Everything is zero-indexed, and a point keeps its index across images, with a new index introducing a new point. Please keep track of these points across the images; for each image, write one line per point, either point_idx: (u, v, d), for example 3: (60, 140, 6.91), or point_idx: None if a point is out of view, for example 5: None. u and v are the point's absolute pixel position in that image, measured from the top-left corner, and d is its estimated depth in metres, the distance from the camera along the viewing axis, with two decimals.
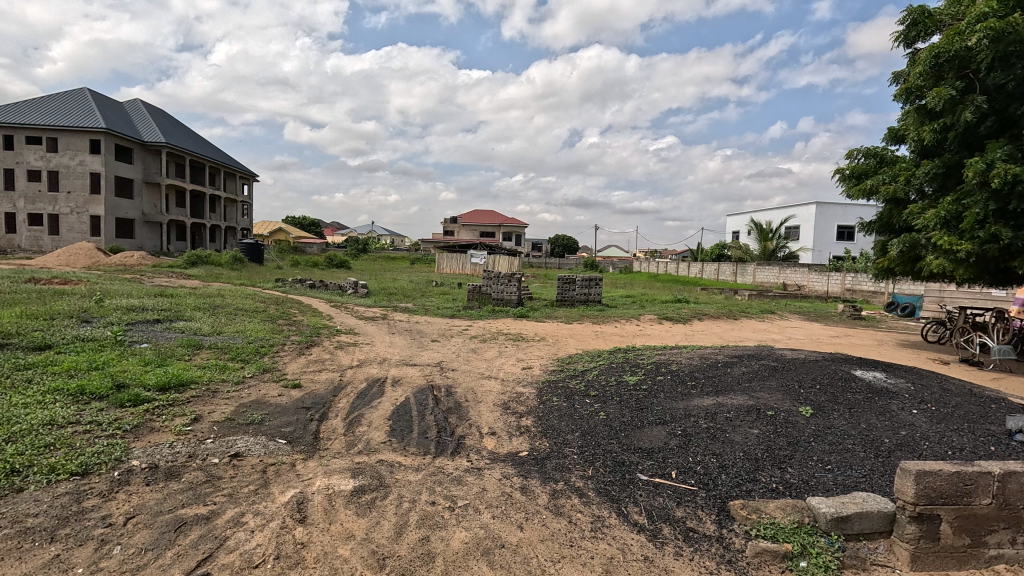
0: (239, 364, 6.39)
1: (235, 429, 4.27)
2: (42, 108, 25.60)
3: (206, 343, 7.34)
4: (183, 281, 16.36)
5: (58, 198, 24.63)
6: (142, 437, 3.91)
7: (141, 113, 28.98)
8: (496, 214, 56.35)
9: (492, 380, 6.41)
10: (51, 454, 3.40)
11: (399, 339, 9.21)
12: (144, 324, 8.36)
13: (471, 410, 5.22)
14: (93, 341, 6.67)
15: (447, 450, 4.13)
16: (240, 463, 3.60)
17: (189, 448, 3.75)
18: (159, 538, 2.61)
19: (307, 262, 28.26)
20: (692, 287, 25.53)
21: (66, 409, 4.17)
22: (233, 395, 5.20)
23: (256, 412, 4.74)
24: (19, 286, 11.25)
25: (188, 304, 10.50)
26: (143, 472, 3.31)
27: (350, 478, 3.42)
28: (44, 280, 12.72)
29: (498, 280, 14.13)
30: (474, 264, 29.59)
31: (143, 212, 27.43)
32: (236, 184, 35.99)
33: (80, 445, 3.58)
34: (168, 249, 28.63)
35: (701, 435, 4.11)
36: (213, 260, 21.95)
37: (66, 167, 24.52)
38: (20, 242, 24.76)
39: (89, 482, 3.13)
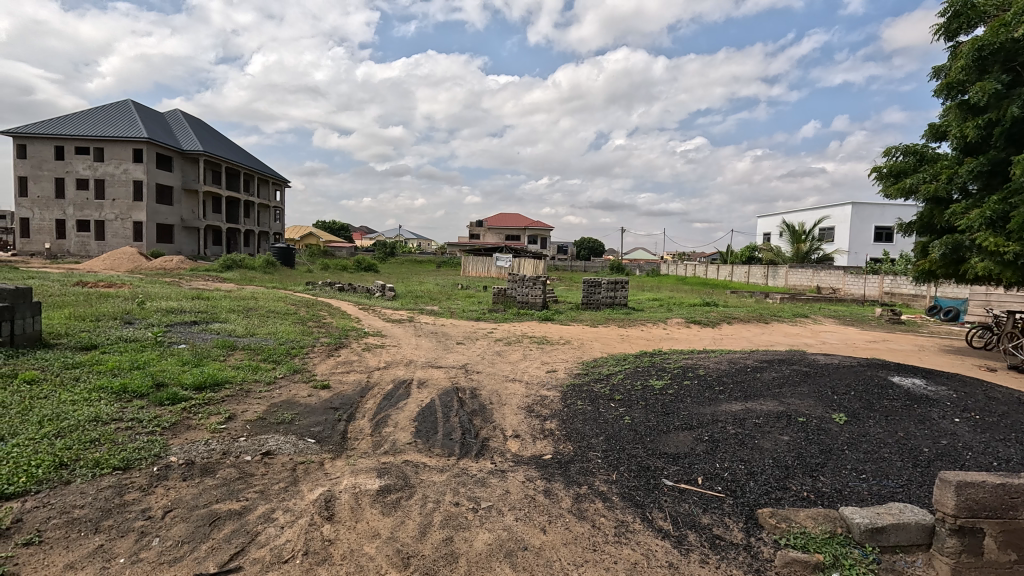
0: (272, 364, 6.60)
1: (267, 428, 4.40)
2: (89, 119, 26.89)
3: (241, 344, 7.61)
4: (218, 284, 16.99)
5: (104, 205, 25.86)
6: (180, 434, 4.07)
7: (181, 123, 30.19)
8: (522, 217, 56.43)
9: (517, 383, 6.43)
10: (96, 449, 3.57)
11: (425, 341, 9.36)
12: (183, 326, 8.70)
13: (495, 413, 5.24)
14: (136, 342, 6.96)
15: (472, 451, 4.17)
16: (272, 461, 3.71)
17: (224, 446, 3.88)
18: (195, 531, 2.71)
19: (336, 265, 28.89)
20: (722, 290, 25.06)
21: (111, 407, 4.37)
22: (266, 395, 5.36)
23: (287, 411, 4.88)
24: (68, 289, 11.88)
25: (224, 306, 10.90)
26: (181, 468, 3.45)
27: (375, 477, 3.49)
28: (90, 284, 13.40)
29: (523, 283, 14.16)
30: (499, 267, 29.74)
31: (182, 217, 28.53)
32: (269, 190, 37.12)
33: (122, 441, 3.76)
34: (204, 253, 29.72)
35: (729, 441, 4.03)
36: (248, 263, 22.64)
37: (112, 176, 25.74)
38: (69, 247, 26.05)
39: (130, 476, 3.27)
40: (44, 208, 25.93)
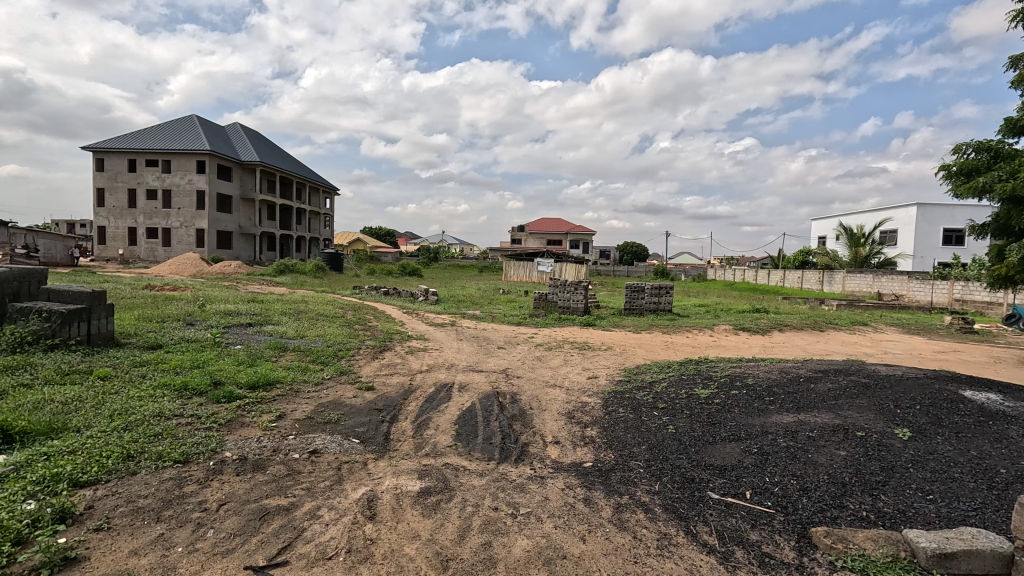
0: (320, 366, 6.84)
1: (314, 427, 4.55)
2: (159, 133, 28.84)
3: (291, 345, 7.93)
4: (272, 288, 17.79)
5: (171, 214, 27.63)
6: (234, 431, 4.27)
7: (240, 135, 31.90)
8: (563, 222, 56.20)
9: (557, 389, 6.38)
10: (160, 442, 3.80)
11: (466, 345, 9.44)
12: (239, 328, 9.16)
13: (535, 418, 5.22)
14: (196, 342, 7.38)
15: (511, 456, 4.17)
16: (318, 459, 3.83)
17: (274, 443, 4.05)
18: (246, 525, 2.83)
19: (381, 270, 29.68)
20: (773, 296, 24.05)
21: (173, 403, 4.64)
22: (314, 395, 5.56)
23: (333, 411, 5.03)
24: (137, 292, 12.76)
25: (276, 309, 11.40)
26: (235, 463, 3.62)
27: (416, 479, 3.54)
28: (157, 287, 14.32)
29: (565, 288, 14.08)
30: (541, 272, 29.70)
31: (240, 225, 30.10)
32: (319, 198, 38.62)
33: (182, 436, 3.98)
34: (260, 259, 31.23)
35: (780, 454, 3.84)
36: (299, 268, 23.60)
37: (178, 186, 27.49)
38: (140, 253, 27.97)
39: (189, 469, 3.46)
40: (118, 217, 27.97)
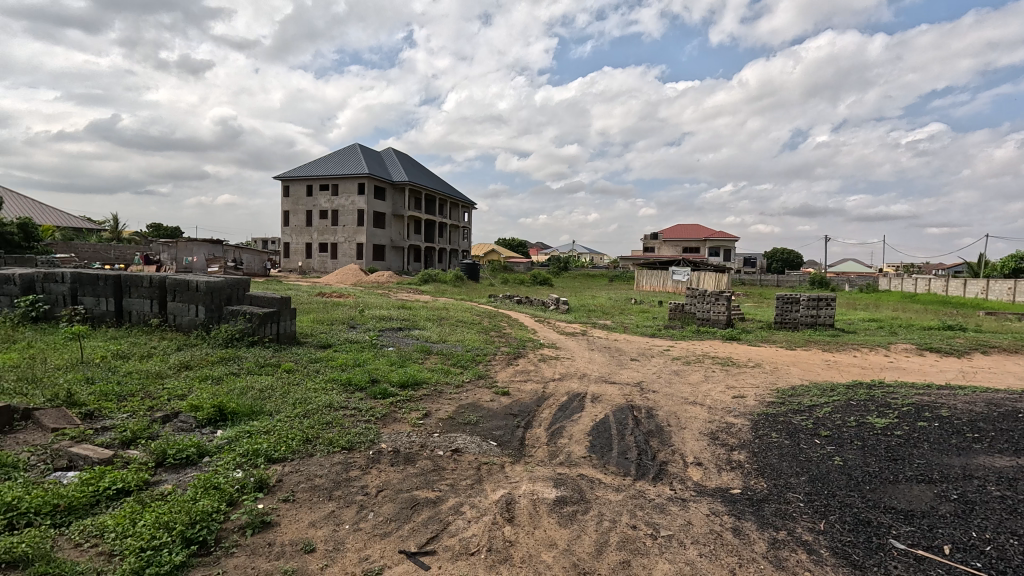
0: (460, 369, 7.29)
1: (455, 427, 4.85)
2: (330, 162, 33.40)
3: (435, 349, 8.57)
4: (418, 296, 19.47)
5: (338, 230, 31.75)
6: (388, 425, 4.73)
7: (393, 159, 35.59)
8: (701, 228, 52.86)
9: (698, 406, 5.98)
10: (330, 430, 4.36)
11: (598, 355, 9.33)
12: (391, 331, 10.17)
13: (674, 436, 4.95)
14: (357, 343, 8.35)
15: (649, 474, 3.99)
16: (460, 457, 4.06)
17: (422, 439, 4.39)
18: (400, 512, 3.10)
19: (514, 279, 30.75)
20: (972, 310, 19.88)
21: (340, 396, 5.30)
22: (455, 396, 5.93)
23: (473, 413, 5.31)
24: (313, 298, 14.86)
25: (422, 315, 12.42)
26: (389, 454, 4.00)
27: (552, 487, 3.56)
28: (328, 295, 16.55)
29: (704, 299, 13.20)
30: (676, 281, 28.25)
31: (391, 239, 33.50)
32: (458, 212, 41.38)
33: (348, 425, 4.51)
34: (407, 269, 34.38)
35: (992, 505, 3.13)
36: (441, 278, 25.48)
37: (344, 207, 31.52)
38: (314, 265, 32.56)
39: (353, 456, 3.91)
40: (298, 234, 32.93)
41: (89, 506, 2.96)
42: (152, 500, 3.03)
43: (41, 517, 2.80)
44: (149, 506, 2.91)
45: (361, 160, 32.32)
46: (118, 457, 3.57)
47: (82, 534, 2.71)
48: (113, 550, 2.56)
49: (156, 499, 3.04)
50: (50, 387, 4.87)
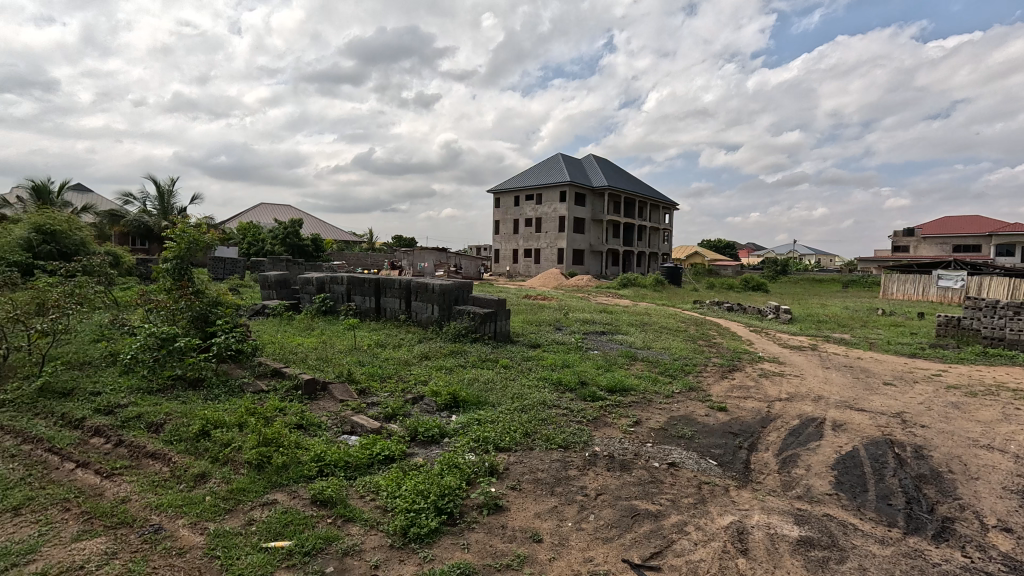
0: (668, 378, 6.95)
1: (670, 439, 4.63)
2: (535, 172, 35.57)
3: (640, 355, 8.36)
4: (617, 301, 19.37)
5: (541, 237, 33.60)
6: (601, 428, 4.76)
7: (593, 165, 36.16)
8: (984, 220, 40.91)
9: (996, 453, 4.57)
10: (547, 427, 4.58)
11: (836, 375, 7.91)
12: (595, 335, 10.29)
13: (960, 487, 3.87)
14: (564, 344, 8.65)
15: (927, 530, 3.19)
16: (678, 473, 3.85)
17: (636, 447, 4.30)
18: (621, 519, 3.08)
19: (721, 283, 28.28)
20: None
21: (552, 395, 5.54)
22: (666, 407, 5.67)
23: (687, 427, 5.00)
24: (521, 300, 15.98)
25: (625, 320, 12.27)
26: (604, 459, 4.01)
27: (792, 524, 3.11)
28: (534, 297, 17.62)
29: (995, 312, 10.13)
30: (944, 288, 22.39)
31: (591, 243, 34.07)
32: (659, 214, 39.92)
33: (562, 424, 4.68)
34: (606, 274, 34.52)
35: None
36: (640, 282, 24.90)
37: (547, 214, 33.22)
38: (520, 270, 35.07)
39: (570, 455, 4.03)
40: (507, 241, 35.87)
41: (367, 466, 3.65)
42: (410, 469, 3.60)
43: (337, 469, 3.56)
44: (408, 474, 3.46)
45: (563, 169, 33.63)
46: (384, 429, 4.34)
47: (364, 488, 3.36)
48: (386, 506, 3.11)
49: (413, 469, 3.59)
50: (336, 366, 6.21)
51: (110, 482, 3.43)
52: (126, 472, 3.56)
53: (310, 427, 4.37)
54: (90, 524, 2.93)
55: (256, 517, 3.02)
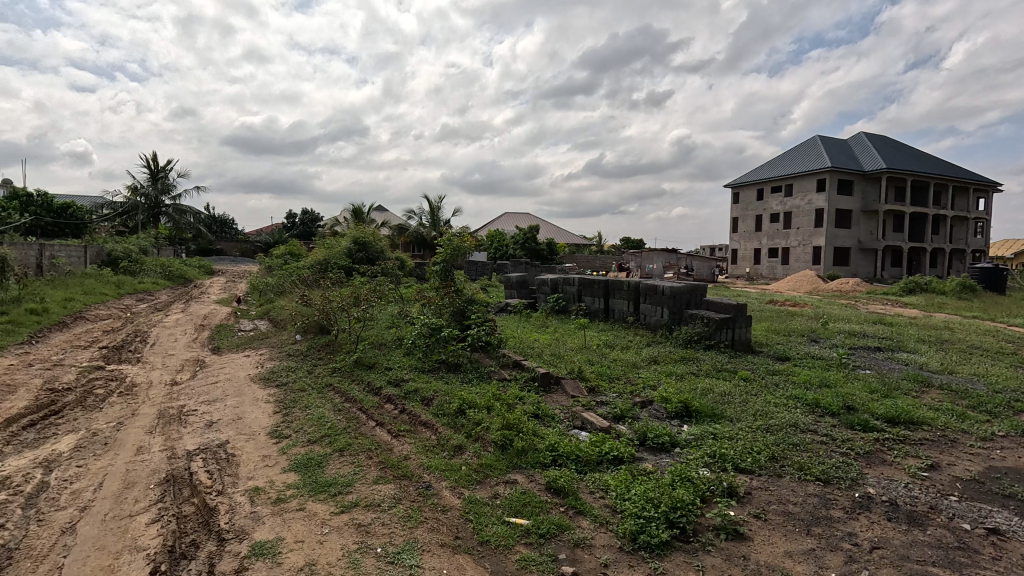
0: (984, 415, 5.21)
1: (988, 497, 3.45)
2: (784, 160, 31.09)
3: (937, 381, 6.48)
4: (899, 310, 15.51)
5: (791, 234, 29.25)
6: (875, 466, 3.85)
7: (865, 144, 29.75)
8: None
9: None
10: (799, 453, 3.92)
11: None
12: (866, 351, 8.41)
13: None
14: (822, 359, 7.27)
15: None
16: (1003, 543, 2.84)
17: (930, 498, 3.34)
18: None
19: None
20: None
21: (806, 417, 4.73)
22: (980, 452, 4.26)
23: (1019, 484, 3.66)
24: (765, 306, 14.15)
25: (911, 335, 9.71)
26: (883, 505, 3.23)
27: None
28: (780, 303, 15.41)
29: None
30: None
31: (859, 240, 28.20)
32: (968, 199, 30.51)
33: (820, 453, 3.95)
34: (881, 276, 28.06)
35: None
36: (935, 287, 19.45)
37: (799, 207, 28.75)
38: (763, 271, 31.20)
39: (832, 492, 3.38)
40: (747, 240, 32.31)
41: (596, 463, 3.72)
42: (639, 474, 3.53)
43: (569, 461, 3.73)
44: (638, 479, 3.40)
45: (822, 153, 28.58)
46: (612, 429, 4.36)
47: (593, 484, 3.44)
48: (615, 507, 3.12)
49: (642, 474, 3.52)
50: (568, 363, 6.53)
51: (397, 441, 4.30)
52: (407, 434, 4.41)
53: (545, 418, 4.68)
54: (384, 471, 3.72)
55: (500, 492, 3.38)
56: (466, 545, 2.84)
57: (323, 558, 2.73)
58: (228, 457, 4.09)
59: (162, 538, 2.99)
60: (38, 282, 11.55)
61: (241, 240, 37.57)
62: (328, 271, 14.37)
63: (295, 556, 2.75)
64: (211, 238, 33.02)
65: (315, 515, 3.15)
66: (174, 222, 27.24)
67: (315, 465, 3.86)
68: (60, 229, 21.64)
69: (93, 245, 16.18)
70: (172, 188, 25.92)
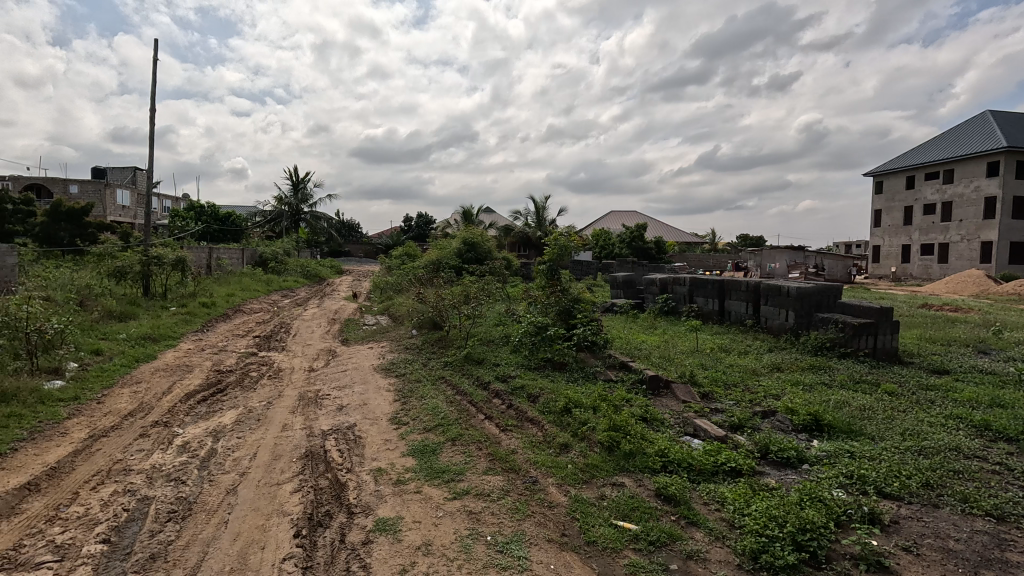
0: None
1: None
2: (942, 142, 26.69)
3: None
4: None
5: (951, 227, 25.11)
6: None
7: None
8: None
9: None
10: (963, 482, 3.35)
11: None
12: None
13: None
14: (993, 374, 6.09)
15: None
16: None
17: None
18: None
19: None
20: None
21: (972, 441, 4.02)
22: None
23: None
24: (917, 310, 12.28)
25: None
26: None
27: None
28: (937, 307, 13.25)
29: None
30: None
31: None
32: None
33: (992, 485, 3.33)
34: None
35: None
36: None
37: (962, 196, 24.54)
38: (913, 271, 27.13)
39: (1009, 532, 2.84)
40: (893, 235, 28.32)
41: (711, 473, 3.51)
42: (760, 488, 3.27)
43: (680, 469, 3.56)
44: (759, 494, 3.15)
45: (995, 131, 24.08)
46: (729, 438, 4.09)
47: (708, 495, 3.25)
48: (733, 522, 2.92)
49: (764, 489, 3.25)
50: (678, 366, 6.23)
51: (505, 435, 4.42)
52: (514, 429, 4.52)
53: (653, 422, 4.52)
54: (493, 463, 3.85)
55: (607, 494, 3.33)
56: (573, 543, 2.84)
57: (438, 540, 2.90)
58: (356, 438, 4.51)
59: (302, 506, 3.38)
60: (209, 280, 13.66)
61: (365, 243, 41.12)
62: (441, 270, 15.18)
63: (412, 535, 2.95)
64: (341, 241, 36.54)
65: (430, 499, 3.36)
66: (311, 227, 30.58)
67: (430, 452, 4.11)
68: (224, 235, 25.37)
69: (249, 249, 18.75)
70: (309, 197, 29.15)
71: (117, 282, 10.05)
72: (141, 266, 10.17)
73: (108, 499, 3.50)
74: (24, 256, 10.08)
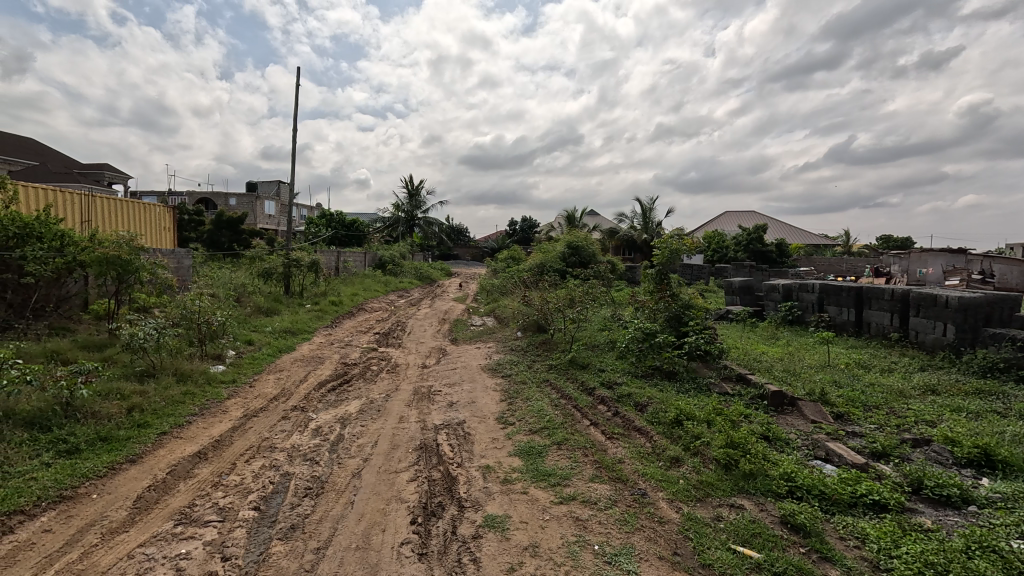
0: None
1: None
2: None
3: None
4: None
5: None
6: None
7: None
8: None
9: None
10: None
11: None
12: None
13: None
14: None
15: None
16: None
17: None
18: None
19: None
20: None
21: None
22: None
23: None
24: None
25: None
26: None
27: None
28: None
29: None
30: None
31: None
32: None
33: None
34: None
35: None
36: None
37: None
38: None
39: None
40: None
41: (849, 505, 3.12)
42: (911, 529, 2.84)
43: (811, 496, 3.22)
44: (911, 535, 2.74)
45: None
46: (870, 467, 3.61)
47: (845, 529, 2.89)
48: (879, 563, 2.57)
49: (917, 530, 2.82)
50: (806, 382, 5.64)
51: (610, 443, 4.32)
52: (621, 438, 4.40)
53: (777, 442, 4.14)
54: (600, 471, 3.79)
55: (725, 516, 3.11)
56: (686, 564, 2.69)
57: (545, 543, 2.91)
58: (465, 435, 4.69)
59: (418, 494, 3.59)
60: (337, 280, 15.11)
61: (472, 246, 42.80)
62: (545, 273, 15.29)
63: (520, 535, 2.99)
64: (450, 245, 38.37)
65: (537, 501, 3.39)
66: (424, 232, 32.51)
67: (536, 454, 4.14)
68: (349, 240, 27.93)
69: (370, 252, 20.46)
70: (423, 204, 30.95)
71: (265, 281, 11.50)
72: (283, 267, 11.52)
73: (258, 471, 4.01)
74: (197, 258, 11.93)
